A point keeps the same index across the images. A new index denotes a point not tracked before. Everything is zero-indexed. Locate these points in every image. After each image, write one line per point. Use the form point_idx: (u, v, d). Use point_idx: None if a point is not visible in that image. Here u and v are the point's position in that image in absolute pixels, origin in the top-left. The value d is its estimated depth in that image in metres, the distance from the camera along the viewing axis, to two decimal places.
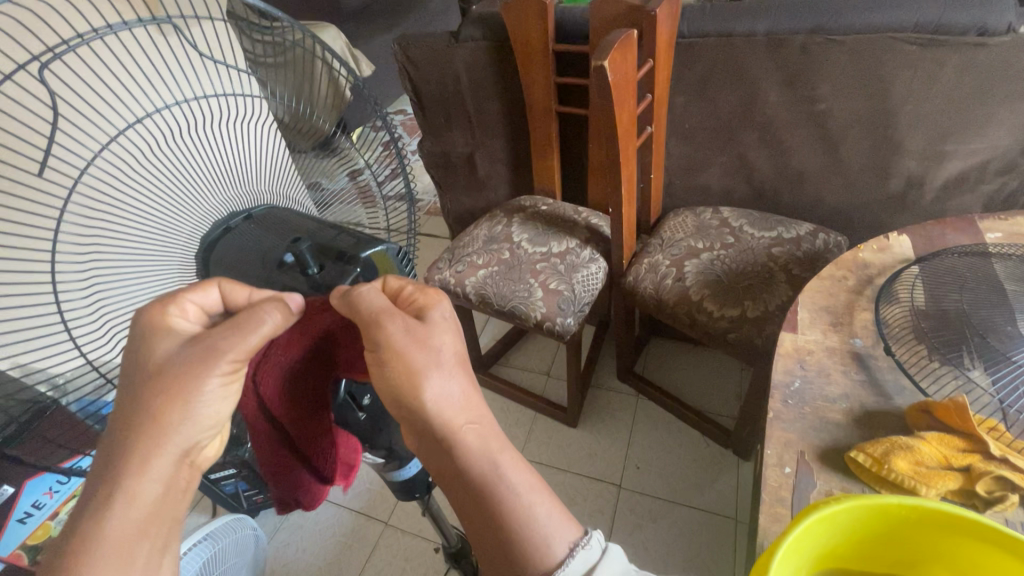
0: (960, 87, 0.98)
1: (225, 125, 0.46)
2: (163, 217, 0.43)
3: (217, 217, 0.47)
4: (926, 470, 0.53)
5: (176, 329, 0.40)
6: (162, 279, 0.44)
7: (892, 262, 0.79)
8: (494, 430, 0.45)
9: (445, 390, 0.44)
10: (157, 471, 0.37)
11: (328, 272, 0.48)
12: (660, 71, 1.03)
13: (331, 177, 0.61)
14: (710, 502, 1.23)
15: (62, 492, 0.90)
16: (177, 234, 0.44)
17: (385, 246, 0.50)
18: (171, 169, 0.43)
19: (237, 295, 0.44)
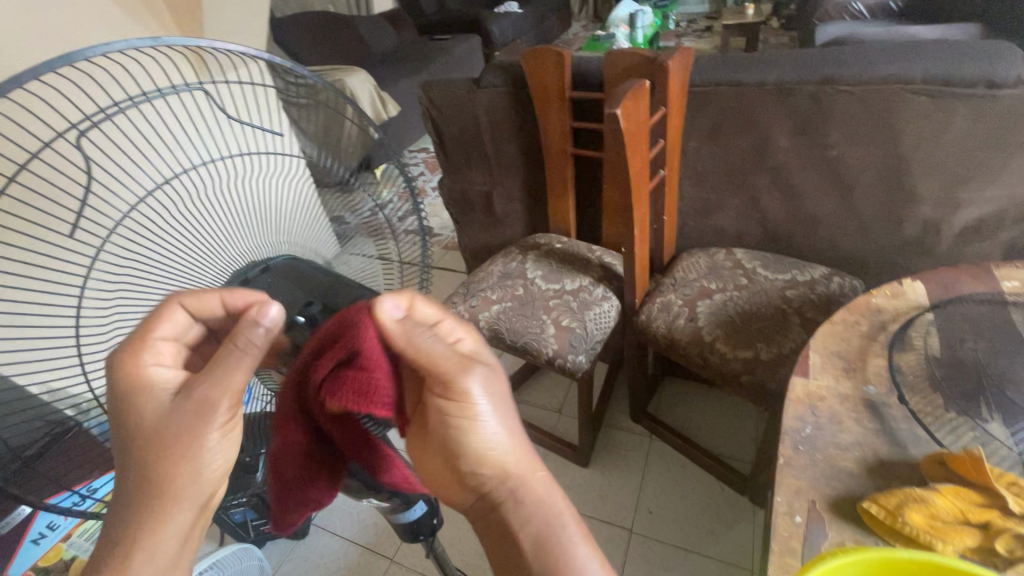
0: (973, 136, 0.99)
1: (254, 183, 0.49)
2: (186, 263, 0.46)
3: (236, 267, 0.49)
4: (942, 524, 0.51)
5: (155, 378, 0.42)
6: None
7: (907, 309, 0.78)
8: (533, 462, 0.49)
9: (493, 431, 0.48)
10: (176, 524, 0.41)
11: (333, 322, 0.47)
12: (673, 117, 1.06)
13: (353, 211, 0.60)
14: (725, 552, 1.18)
15: (75, 515, 0.97)
16: (193, 277, 0.46)
17: None
18: (196, 219, 0.45)
19: (203, 305, 0.42)
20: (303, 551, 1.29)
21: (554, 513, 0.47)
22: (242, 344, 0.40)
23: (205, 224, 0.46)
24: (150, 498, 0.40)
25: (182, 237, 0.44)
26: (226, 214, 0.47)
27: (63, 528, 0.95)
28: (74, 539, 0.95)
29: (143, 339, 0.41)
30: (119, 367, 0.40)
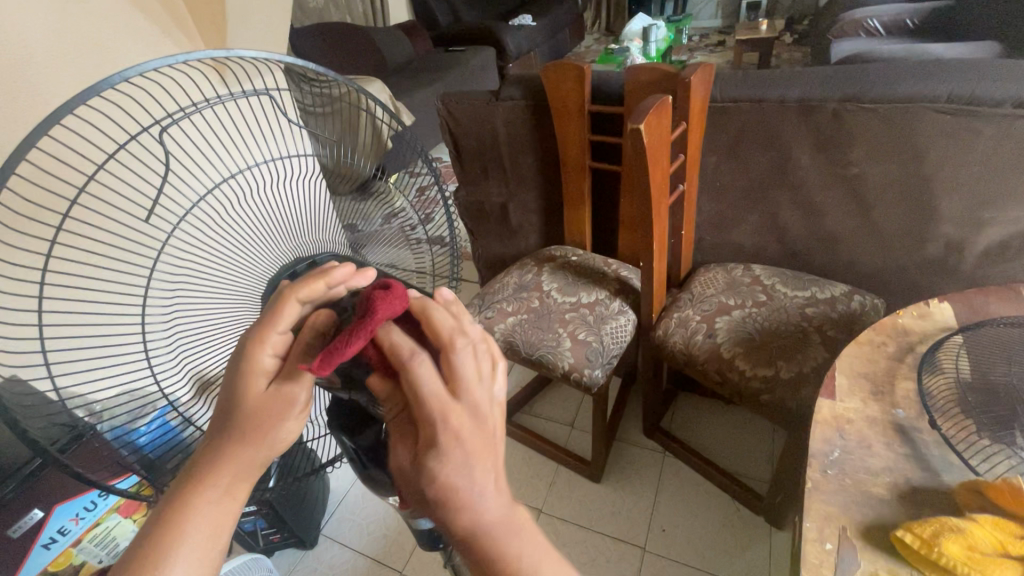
0: (999, 156, 0.98)
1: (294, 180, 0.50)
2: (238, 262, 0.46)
3: (284, 260, 0.48)
4: (980, 555, 0.50)
5: (262, 364, 0.39)
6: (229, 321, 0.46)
7: (934, 331, 0.77)
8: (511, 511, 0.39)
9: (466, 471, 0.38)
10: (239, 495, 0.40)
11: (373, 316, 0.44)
12: (694, 133, 1.06)
13: (368, 218, 0.60)
14: (741, 573, 1.16)
15: (86, 519, 0.96)
16: (246, 276, 0.47)
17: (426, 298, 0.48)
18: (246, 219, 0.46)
19: (313, 291, 0.39)
20: (311, 562, 1.27)
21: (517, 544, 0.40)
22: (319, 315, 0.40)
23: (250, 225, 0.46)
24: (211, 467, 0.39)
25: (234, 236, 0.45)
26: (269, 214, 0.47)
27: (73, 533, 0.95)
28: (83, 544, 0.96)
29: (262, 330, 0.39)
30: (244, 352, 0.39)
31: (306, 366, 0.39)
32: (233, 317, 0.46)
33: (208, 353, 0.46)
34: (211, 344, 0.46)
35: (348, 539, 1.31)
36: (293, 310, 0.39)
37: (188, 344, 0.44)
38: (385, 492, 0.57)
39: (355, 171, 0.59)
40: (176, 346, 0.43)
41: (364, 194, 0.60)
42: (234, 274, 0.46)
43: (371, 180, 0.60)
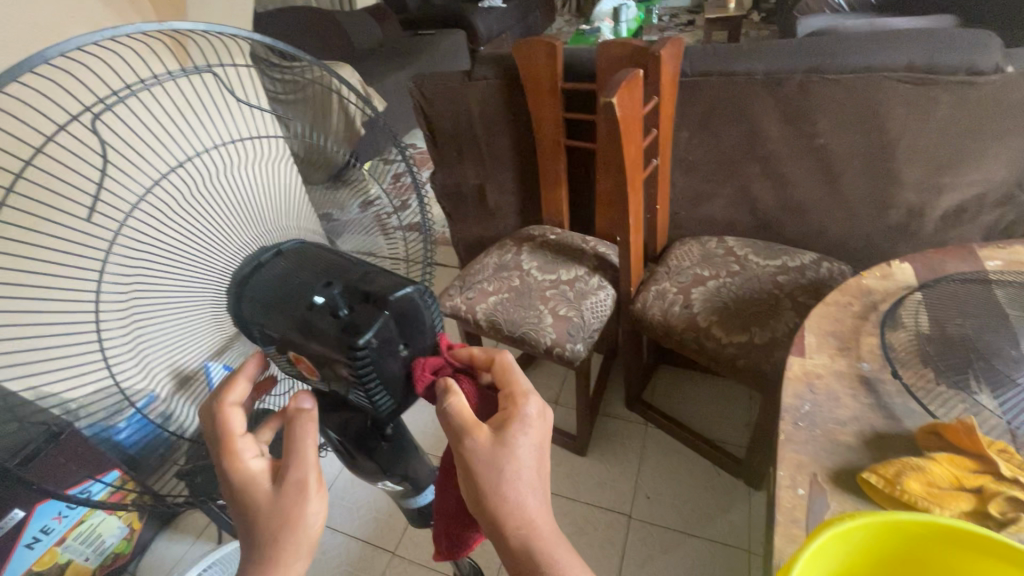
0: (954, 122, 1.02)
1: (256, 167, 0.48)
2: (200, 253, 0.45)
3: (249, 253, 0.48)
4: (938, 490, 0.53)
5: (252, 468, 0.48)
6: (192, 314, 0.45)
7: (896, 289, 0.81)
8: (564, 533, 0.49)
9: (530, 492, 0.48)
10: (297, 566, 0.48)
11: (358, 312, 0.43)
12: (665, 107, 1.08)
13: (343, 207, 0.59)
14: (722, 534, 1.21)
15: (69, 519, 1.07)
16: (209, 266, 0.45)
17: (413, 288, 0.45)
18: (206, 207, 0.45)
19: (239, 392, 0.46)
20: None
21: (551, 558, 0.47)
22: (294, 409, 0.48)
23: (213, 213, 0.45)
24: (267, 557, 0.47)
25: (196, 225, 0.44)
26: (230, 201, 0.46)
27: (56, 531, 1.06)
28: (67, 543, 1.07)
29: (231, 455, 0.47)
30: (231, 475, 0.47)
31: (307, 450, 0.48)
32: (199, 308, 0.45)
33: (173, 346, 0.44)
34: (174, 340, 0.44)
35: (339, 524, 1.32)
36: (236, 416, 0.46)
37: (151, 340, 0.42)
38: (375, 476, 0.57)
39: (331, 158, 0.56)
40: (138, 342, 0.41)
41: (339, 181, 0.58)
42: (196, 264, 0.45)
43: (347, 168, 0.58)
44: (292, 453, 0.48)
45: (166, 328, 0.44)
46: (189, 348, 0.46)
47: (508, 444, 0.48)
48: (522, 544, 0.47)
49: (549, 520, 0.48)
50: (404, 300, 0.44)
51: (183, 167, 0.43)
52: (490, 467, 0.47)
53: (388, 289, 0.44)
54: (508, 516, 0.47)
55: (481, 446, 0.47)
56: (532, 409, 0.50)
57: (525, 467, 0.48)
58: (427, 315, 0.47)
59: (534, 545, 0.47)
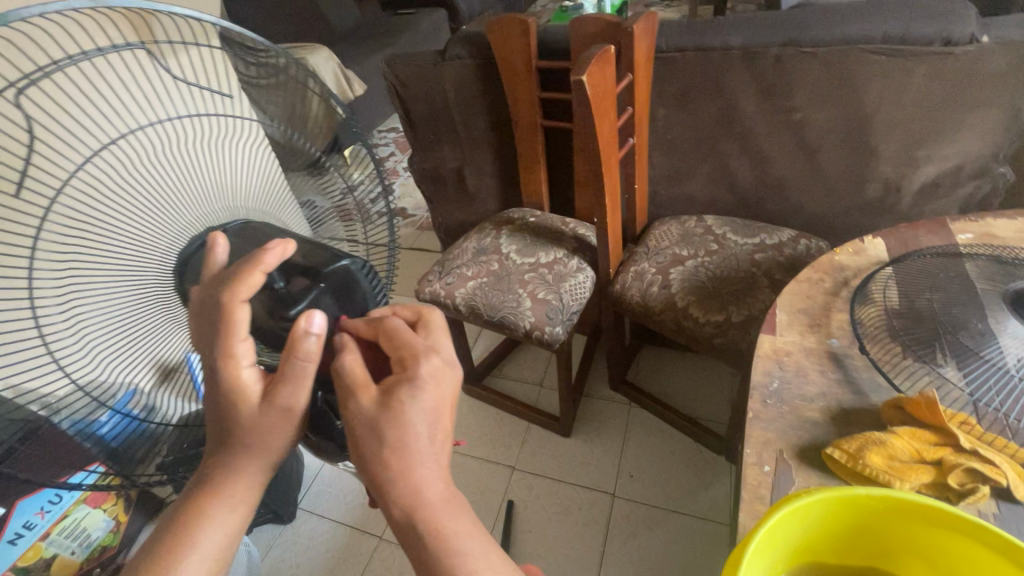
0: (930, 94, 1.02)
1: (216, 145, 0.41)
2: (145, 235, 0.37)
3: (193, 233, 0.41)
4: (899, 463, 0.54)
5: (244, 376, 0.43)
6: (141, 308, 0.38)
7: (868, 265, 0.81)
8: (462, 505, 0.46)
9: (425, 461, 0.45)
10: (219, 516, 0.45)
11: (295, 286, 0.44)
12: (640, 84, 1.06)
13: (317, 194, 0.52)
14: (703, 509, 1.23)
15: (51, 514, 1.07)
16: (156, 249, 0.38)
17: (350, 262, 0.47)
18: (157, 186, 0.38)
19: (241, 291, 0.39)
20: (291, 535, 1.29)
21: (447, 539, 0.44)
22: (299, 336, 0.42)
23: (163, 192, 0.38)
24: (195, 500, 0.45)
25: (142, 210, 0.37)
26: (185, 179, 0.39)
27: (39, 527, 1.06)
28: (51, 537, 1.06)
29: (224, 343, 0.41)
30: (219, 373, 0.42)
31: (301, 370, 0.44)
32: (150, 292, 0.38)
33: (126, 343, 0.38)
34: (127, 336, 0.38)
35: (326, 510, 1.33)
36: (243, 313, 0.40)
37: (98, 335, 0.36)
38: (339, 456, 0.56)
39: (306, 150, 0.49)
40: (83, 336, 0.35)
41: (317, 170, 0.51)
42: (140, 250, 0.37)
43: (323, 160, 0.50)
44: (289, 364, 0.43)
45: (113, 328, 0.37)
46: (159, 342, 0.41)
47: (396, 407, 0.44)
48: (407, 517, 0.44)
49: (443, 493, 0.45)
50: (340, 273, 0.46)
51: (127, 139, 0.36)
52: (373, 431, 0.44)
53: (322, 262, 0.45)
54: (396, 486, 0.44)
55: (365, 407, 0.44)
56: (428, 366, 0.48)
57: (417, 434, 0.45)
58: (365, 285, 0.48)
59: (420, 520, 0.44)
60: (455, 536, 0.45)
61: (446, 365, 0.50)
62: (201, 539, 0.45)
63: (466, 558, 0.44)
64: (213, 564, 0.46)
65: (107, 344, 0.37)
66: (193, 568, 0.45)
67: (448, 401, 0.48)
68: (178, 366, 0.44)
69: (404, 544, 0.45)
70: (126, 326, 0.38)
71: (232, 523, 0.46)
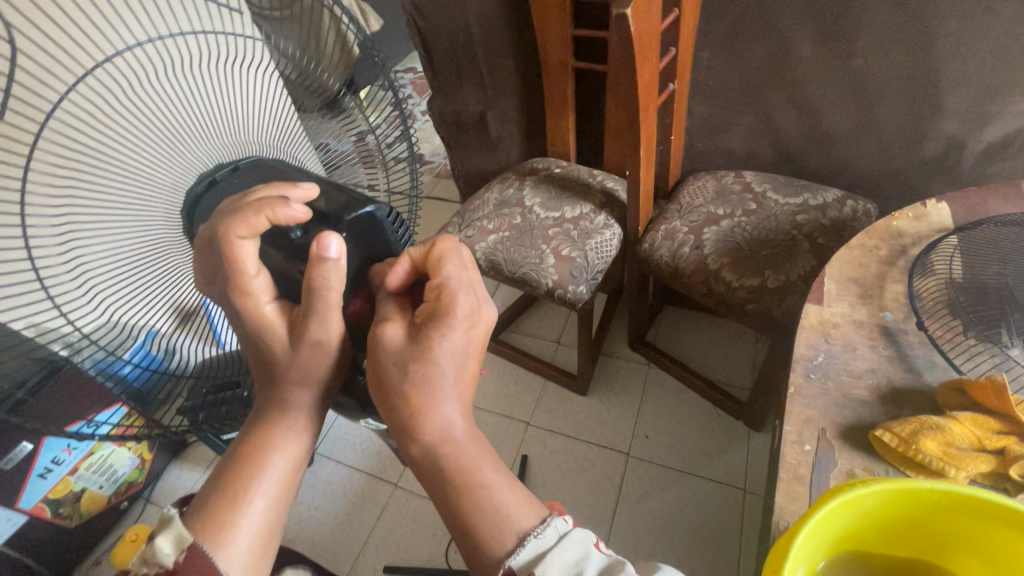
0: (1013, 40, 0.90)
1: (212, 69, 0.46)
2: (148, 169, 0.43)
3: (201, 168, 0.47)
4: (957, 451, 0.50)
5: (267, 313, 0.44)
6: (144, 235, 0.44)
7: (928, 232, 0.74)
8: (485, 442, 0.45)
9: (451, 400, 0.44)
10: (282, 441, 0.47)
11: (311, 235, 0.45)
12: (686, 23, 0.96)
13: (337, 138, 0.62)
14: (719, 472, 1.22)
15: (79, 451, 1.10)
16: (162, 190, 0.45)
17: (374, 209, 0.46)
18: (160, 117, 0.43)
19: (256, 223, 0.40)
20: (309, 479, 1.32)
21: (476, 480, 0.42)
22: (316, 273, 0.41)
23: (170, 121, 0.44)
24: (258, 427, 0.47)
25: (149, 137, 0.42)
26: (189, 108, 0.44)
27: (67, 463, 1.09)
28: (79, 472, 1.11)
29: (243, 286, 0.44)
30: (242, 312, 0.44)
31: (322, 302, 0.43)
32: (153, 235, 0.45)
33: (126, 287, 0.45)
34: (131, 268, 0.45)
35: (343, 457, 1.35)
36: (245, 247, 0.41)
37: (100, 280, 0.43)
38: (357, 415, 0.54)
39: (327, 84, 0.59)
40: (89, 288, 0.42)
41: (331, 110, 0.61)
42: (146, 183, 0.43)
43: (339, 97, 0.61)
44: (310, 297, 0.42)
45: (113, 260, 0.43)
46: (174, 287, 0.49)
47: (424, 345, 0.44)
48: (429, 454, 0.43)
49: (467, 430, 0.44)
50: (365, 219, 0.46)
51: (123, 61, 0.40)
52: (399, 365, 0.44)
53: (342, 210, 0.45)
54: (417, 427, 0.43)
55: (393, 337, 0.46)
56: (463, 305, 0.47)
57: (441, 374, 0.44)
58: (395, 243, 0.49)
59: (441, 458, 0.43)
60: (484, 477, 0.43)
61: (482, 306, 0.49)
62: (268, 466, 0.46)
63: (491, 490, 0.42)
64: (273, 505, 0.45)
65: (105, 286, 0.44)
66: (263, 493, 0.45)
67: (479, 343, 0.47)
68: (193, 313, 0.53)
69: (426, 481, 0.44)
70: (126, 252, 0.44)
71: (297, 449, 0.47)
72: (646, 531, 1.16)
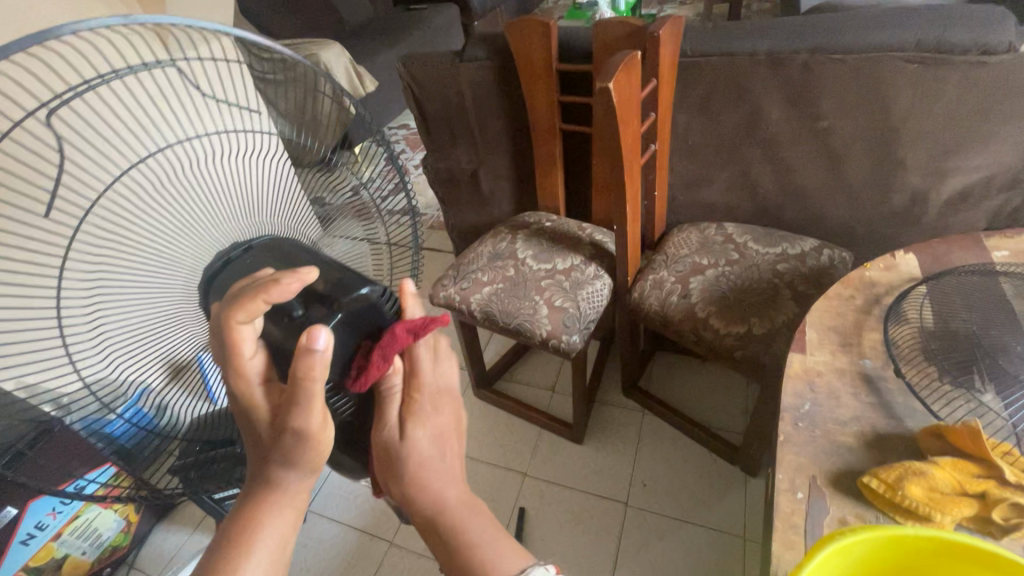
0: (962, 104, 0.99)
1: (240, 159, 0.43)
2: (170, 248, 0.39)
3: (220, 247, 0.42)
4: (941, 496, 0.52)
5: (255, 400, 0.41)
6: (161, 311, 0.40)
7: (900, 282, 0.79)
8: (474, 504, 0.54)
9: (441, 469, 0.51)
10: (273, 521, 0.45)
11: (312, 312, 0.41)
12: (663, 90, 1.03)
13: (330, 193, 0.55)
14: (718, 520, 1.22)
15: (63, 516, 1.07)
16: (183, 266, 0.40)
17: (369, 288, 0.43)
18: (185, 200, 0.39)
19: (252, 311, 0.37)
20: (301, 538, 1.29)
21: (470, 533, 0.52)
22: (301, 369, 0.37)
23: (203, 202, 0.40)
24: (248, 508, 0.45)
25: (180, 217, 0.39)
26: (216, 194, 0.41)
27: (50, 528, 1.05)
28: (61, 537, 1.07)
29: (239, 370, 0.40)
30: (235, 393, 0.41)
31: (311, 398, 0.39)
32: (171, 309, 0.41)
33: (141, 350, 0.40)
34: (147, 337, 0.40)
35: (336, 513, 1.32)
36: (245, 331, 0.38)
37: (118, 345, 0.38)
38: (362, 476, 0.55)
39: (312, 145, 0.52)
40: (107, 351, 0.38)
41: (326, 166, 0.55)
42: (167, 261, 0.39)
43: (332, 155, 0.55)
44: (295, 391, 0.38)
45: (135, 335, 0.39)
46: (170, 346, 0.42)
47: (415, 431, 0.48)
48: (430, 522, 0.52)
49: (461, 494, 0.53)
50: (360, 303, 0.41)
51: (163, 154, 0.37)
52: (406, 449, 0.48)
53: (343, 290, 0.42)
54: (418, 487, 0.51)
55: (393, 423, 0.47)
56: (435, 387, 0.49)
57: (434, 451, 0.50)
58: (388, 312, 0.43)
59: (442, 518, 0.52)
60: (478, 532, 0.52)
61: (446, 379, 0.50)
62: (260, 539, 0.44)
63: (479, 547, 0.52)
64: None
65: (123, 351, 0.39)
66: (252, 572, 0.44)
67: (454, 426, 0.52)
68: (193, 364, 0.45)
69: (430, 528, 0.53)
70: (148, 325, 0.40)
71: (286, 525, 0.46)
72: None
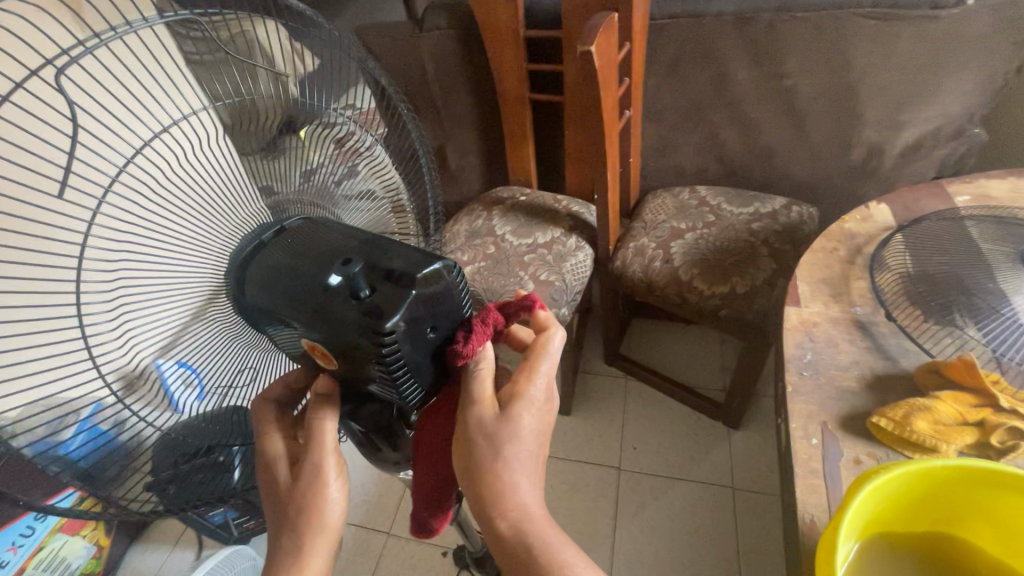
0: (913, 57, 1.03)
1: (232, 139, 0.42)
2: (198, 234, 0.40)
3: (247, 230, 0.43)
4: (945, 427, 0.56)
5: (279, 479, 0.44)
6: (192, 297, 0.41)
7: (876, 231, 0.82)
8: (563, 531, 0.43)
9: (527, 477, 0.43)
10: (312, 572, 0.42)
11: (380, 292, 0.36)
12: (636, 53, 1.02)
13: (284, 179, 0.46)
14: (707, 474, 1.27)
15: (26, 549, 0.97)
16: (212, 253, 0.41)
17: (443, 263, 0.38)
18: (198, 187, 0.40)
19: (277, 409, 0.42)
20: None
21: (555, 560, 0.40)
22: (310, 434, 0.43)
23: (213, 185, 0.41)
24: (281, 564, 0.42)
25: (195, 202, 0.40)
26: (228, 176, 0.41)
27: (13, 563, 0.95)
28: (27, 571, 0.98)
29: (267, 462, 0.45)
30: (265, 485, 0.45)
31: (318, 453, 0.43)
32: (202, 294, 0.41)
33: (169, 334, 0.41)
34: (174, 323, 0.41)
35: None
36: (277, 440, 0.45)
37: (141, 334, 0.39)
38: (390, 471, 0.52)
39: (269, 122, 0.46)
40: (125, 338, 0.38)
41: (274, 150, 0.45)
42: (196, 248, 0.40)
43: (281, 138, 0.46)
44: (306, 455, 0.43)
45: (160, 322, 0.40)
46: (206, 334, 0.43)
47: (512, 419, 0.43)
48: (515, 536, 0.41)
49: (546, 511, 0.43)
50: (434, 276, 0.37)
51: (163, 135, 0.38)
52: (491, 439, 0.43)
53: (414, 265, 0.37)
54: (494, 489, 0.42)
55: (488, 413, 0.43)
56: (538, 392, 0.46)
57: (520, 443, 0.44)
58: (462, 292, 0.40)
59: (531, 537, 0.41)
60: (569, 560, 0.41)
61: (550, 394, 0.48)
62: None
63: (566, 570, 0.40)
64: None
65: (147, 339, 0.39)
66: None
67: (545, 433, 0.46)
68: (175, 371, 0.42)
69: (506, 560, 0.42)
70: (176, 314, 0.40)
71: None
72: (648, 542, 1.18)
